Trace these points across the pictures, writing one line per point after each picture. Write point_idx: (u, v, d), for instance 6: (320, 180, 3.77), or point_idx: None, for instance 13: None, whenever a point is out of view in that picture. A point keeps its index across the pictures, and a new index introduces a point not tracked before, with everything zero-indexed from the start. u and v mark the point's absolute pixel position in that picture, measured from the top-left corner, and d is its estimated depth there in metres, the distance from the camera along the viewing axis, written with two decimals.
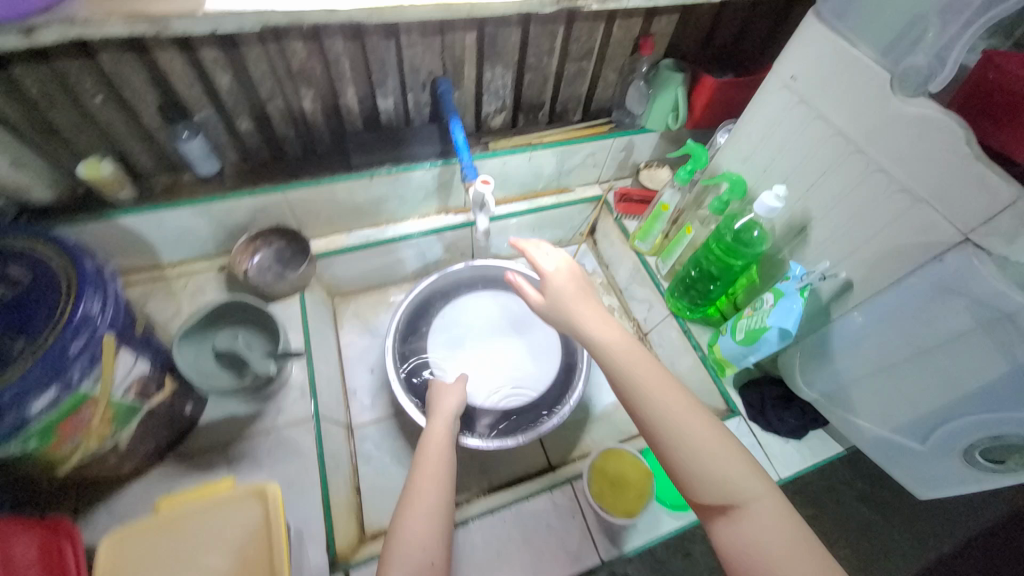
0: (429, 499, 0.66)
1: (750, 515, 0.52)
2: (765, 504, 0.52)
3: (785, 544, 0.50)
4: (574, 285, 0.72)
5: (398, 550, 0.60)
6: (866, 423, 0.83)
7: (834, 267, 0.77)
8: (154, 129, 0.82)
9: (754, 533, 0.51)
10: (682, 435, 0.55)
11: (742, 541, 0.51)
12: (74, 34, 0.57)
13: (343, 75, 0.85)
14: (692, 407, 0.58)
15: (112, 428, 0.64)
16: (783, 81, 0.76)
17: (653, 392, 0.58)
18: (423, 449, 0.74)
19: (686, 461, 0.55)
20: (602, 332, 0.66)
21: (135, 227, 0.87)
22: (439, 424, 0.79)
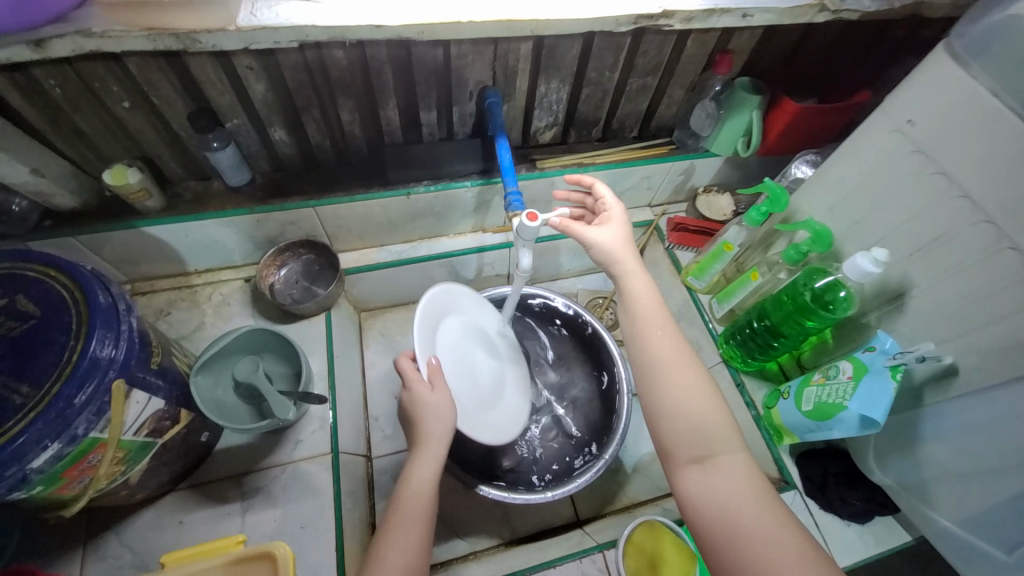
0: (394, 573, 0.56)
1: (722, 468, 0.52)
2: (736, 459, 0.53)
3: (746, 500, 0.49)
4: (622, 240, 0.66)
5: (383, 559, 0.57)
6: (948, 522, 0.71)
7: (937, 348, 0.67)
8: (183, 135, 0.77)
9: (723, 481, 0.51)
10: (679, 393, 0.56)
11: (708, 487, 0.51)
12: (89, 46, 0.53)
13: (386, 86, 0.77)
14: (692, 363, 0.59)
15: (122, 467, 0.60)
16: (895, 124, 0.65)
17: (654, 339, 0.60)
18: (400, 504, 0.62)
19: (672, 406, 0.56)
20: (635, 289, 0.63)
21: (161, 237, 0.83)
22: (423, 473, 0.64)
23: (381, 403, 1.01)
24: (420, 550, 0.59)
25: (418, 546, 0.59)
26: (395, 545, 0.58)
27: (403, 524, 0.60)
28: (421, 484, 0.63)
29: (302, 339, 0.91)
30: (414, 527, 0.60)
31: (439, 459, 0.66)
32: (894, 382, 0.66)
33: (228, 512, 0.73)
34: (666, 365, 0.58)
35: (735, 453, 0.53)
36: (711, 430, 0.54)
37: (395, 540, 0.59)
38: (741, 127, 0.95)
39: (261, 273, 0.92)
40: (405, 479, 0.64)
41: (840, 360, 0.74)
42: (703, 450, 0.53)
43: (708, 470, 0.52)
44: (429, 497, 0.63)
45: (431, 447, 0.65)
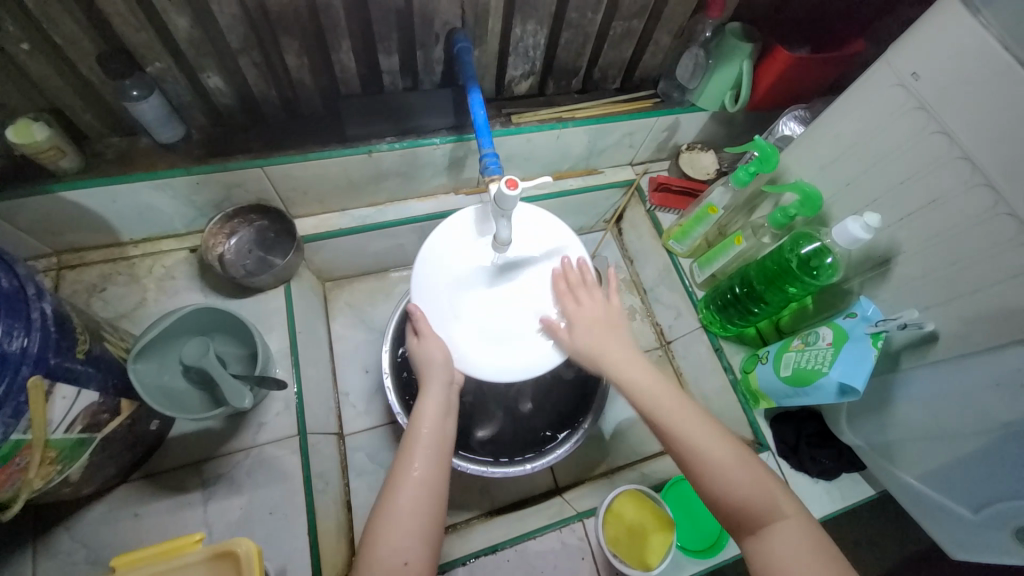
0: (410, 495, 0.56)
1: (780, 535, 0.50)
2: (792, 522, 0.51)
3: (816, 565, 0.48)
4: (601, 321, 0.66)
5: (393, 510, 0.55)
6: (912, 478, 0.74)
7: (920, 315, 0.66)
8: (96, 82, 0.66)
9: (786, 551, 0.49)
10: (715, 466, 0.53)
11: (771, 560, 0.49)
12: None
13: (338, 25, 0.67)
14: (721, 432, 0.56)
15: (59, 466, 0.54)
16: (898, 78, 0.61)
17: (674, 416, 0.56)
18: (411, 436, 0.61)
19: (713, 486, 0.53)
20: (631, 371, 0.61)
21: (84, 203, 0.73)
22: (428, 406, 0.63)
23: (352, 378, 0.96)
24: (436, 475, 0.58)
25: (434, 468, 0.58)
26: (410, 469, 0.58)
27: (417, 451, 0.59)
28: (429, 416, 0.62)
29: (260, 314, 0.84)
30: (428, 454, 0.59)
31: (442, 392, 0.64)
32: (875, 350, 0.66)
33: (188, 502, 0.68)
34: (696, 448, 0.54)
35: (790, 518, 0.51)
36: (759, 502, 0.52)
37: (410, 466, 0.58)
38: (730, 80, 0.88)
39: (206, 242, 0.83)
40: (414, 413, 0.63)
41: (821, 327, 0.73)
42: (756, 523, 0.51)
43: (767, 540, 0.50)
44: (439, 427, 0.62)
45: (434, 378, 0.64)
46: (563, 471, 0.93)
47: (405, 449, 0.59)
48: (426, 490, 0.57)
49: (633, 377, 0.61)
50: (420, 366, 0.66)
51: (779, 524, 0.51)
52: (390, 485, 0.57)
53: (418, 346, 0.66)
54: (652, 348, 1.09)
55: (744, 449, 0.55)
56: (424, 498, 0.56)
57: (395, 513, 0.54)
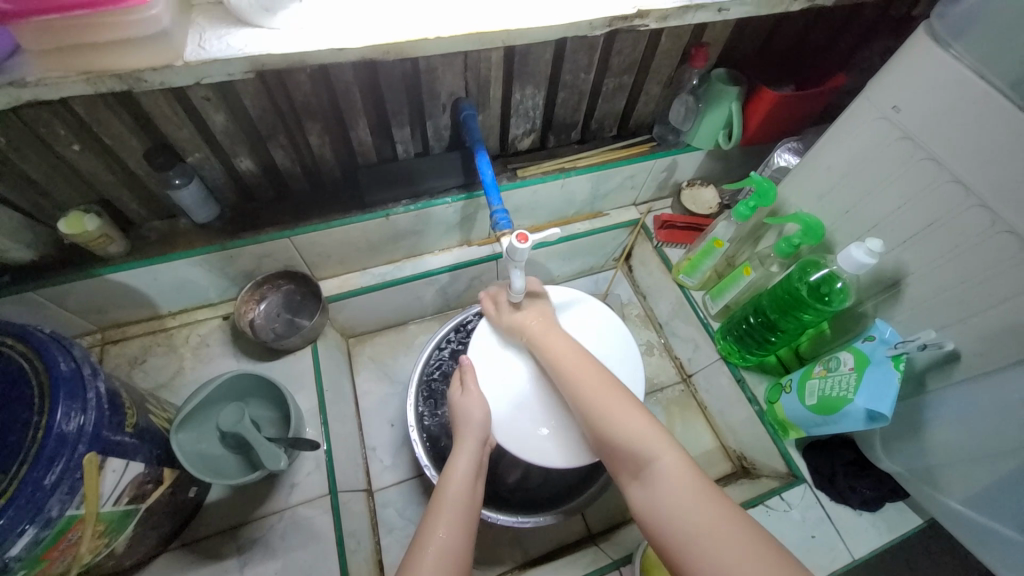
0: (437, 557, 0.54)
1: (659, 477, 0.54)
2: (667, 460, 0.55)
3: (683, 500, 0.51)
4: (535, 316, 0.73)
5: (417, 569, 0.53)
6: (957, 504, 0.71)
7: (938, 335, 0.66)
8: (142, 174, 0.73)
9: (663, 492, 0.52)
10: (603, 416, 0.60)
11: (652, 498, 0.53)
12: (25, 97, 0.51)
13: (355, 106, 0.74)
14: (605, 384, 0.63)
15: (107, 539, 0.56)
16: (881, 111, 0.64)
17: (576, 378, 0.64)
18: (440, 492, 0.62)
19: (607, 435, 0.59)
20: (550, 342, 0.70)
21: (128, 282, 0.78)
22: (461, 463, 0.64)
23: (378, 432, 0.98)
24: (464, 545, 0.57)
25: (460, 533, 0.57)
26: (434, 534, 0.57)
27: (447, 508, 0.60)
28: (460, 474, 0.63)
29: (290, 375, 0.87)
30: (455, 514, 0.59)
31: (477, 451, 0.66)
32: (898, 372, 0.65)
33: (225, 569, 0.69)
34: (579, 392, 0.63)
35: (665, 456, 0.55)
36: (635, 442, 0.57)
37: (437, 524, 0.58)
38: (721, 120, 0.93)
39: (239, 310, 0.88)
40: (444, 474, 0.64)
41: (841, 352, 0.73)
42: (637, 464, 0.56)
43: (649, 483, 0.54)
44: (469, 489, 0.63)
45: (470, 437, 0.67)
46: (594, 517, 0.91)
47: (433, 508, 0.60)
48: (451, 554, 0.55)
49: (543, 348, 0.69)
50: (459, 423, 0.70)
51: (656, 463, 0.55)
52: (417, 546, 0.56)
53: (461, 398, 0.71)
54: (673, 383, 1.09)
55: (625, 397, 0.62)
56: (450, 561, 0.55)
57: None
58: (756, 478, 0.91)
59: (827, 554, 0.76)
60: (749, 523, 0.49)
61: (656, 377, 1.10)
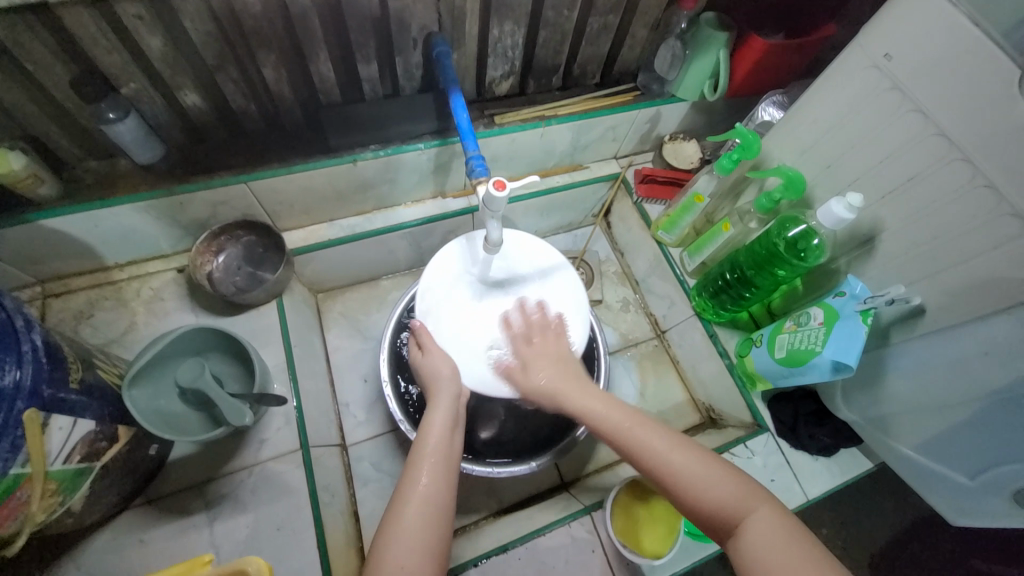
0: (419, 507, 0.54)
1: (755, 535, 0.47)
2: (764, 516, 0.49)
3: (788, 557, 0.45)
4: (560, 368, 0.66)
5: (393, 533, 0.52)
6: (908, 449, 0.76)
7: (906, 290, 0.68)
8: (70, 106, 0.64)
9: (758, 549, 0.46)
10: (677, 471, 0.53)
11: (748, 556, 0.47)
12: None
13: (314, 36, 0.66)
14: (679, 436, 0.57)
15: (60, 497, 0.53)
16: (872, 59, 0.62)
17: (639, 435, 0.57)
18: (419, 446, 0.61)
19: (690, 496, 0.52)
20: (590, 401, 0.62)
21: (64, 229, 0.71)
22: (438, 415, 0.63)
23: (351, 388, 0.96)
24: (444, 494, 0.57)
25: (440, 480, 0.57)
26: (415, 486, 0.56)
27: (428, 459, 0.59)
28: (438, 424, 0.62)
29: (255, 330, 0.83)
30: (434, 464, 0.58)
31: (453, 402, 0.65)
32: (864, 326, 0.67)
33: (193, 525, 0.68)
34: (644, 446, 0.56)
35: (758, 512, 0.49)
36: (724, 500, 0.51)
37: (418, 478, 0.57)
38: (707, 70, 0.89)
39: (195, 262, 0.82)
40: (422, 426, 0.63)
41: (812, 307, 0.74)
42: (730, 522, 0.50)
43: (744, 541, 0.48)
44: (447, 439, 0.62)
45: (443, 390, 0.66)
46: (567, 466, 0.94)
47: (413, 461, 0.59)
48: (431, 504, 0.55)
49: (583, 402, 0.62)
50: (429, 379, 0.68)
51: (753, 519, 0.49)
52: (398, 497, 0.56)
53: (423, 360, 0.70)
54: (647, 339, 1.10)
55: (701, 449, 0.55)
56: (427, 511, 0.54)
57: (405, 527, 0.53)
58: (723, 428, 0.95)
59: (784, 496, 0.81)
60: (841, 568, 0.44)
61: (631, 333, 1.11)
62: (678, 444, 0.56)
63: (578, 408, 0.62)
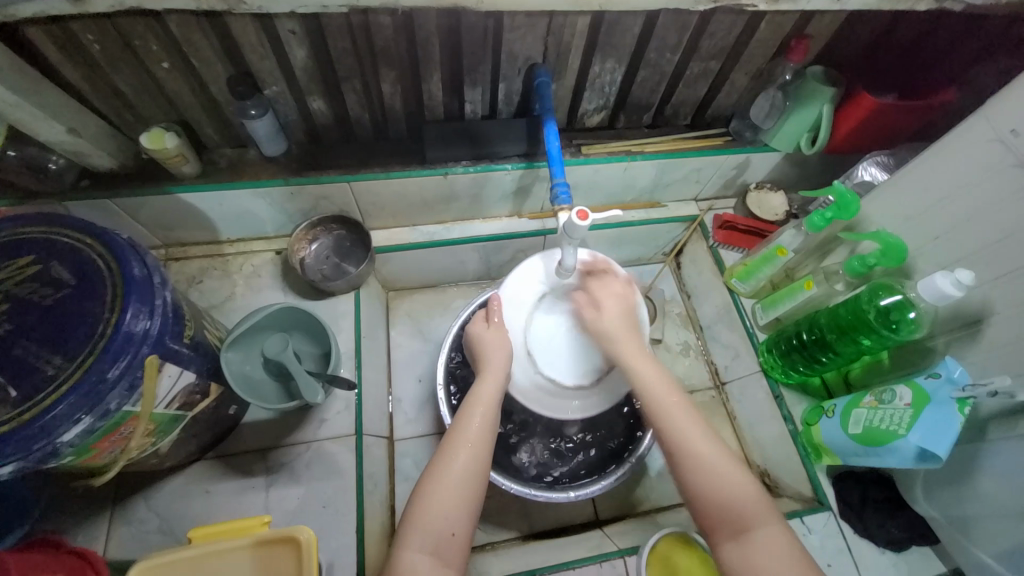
0: (458, 470, 0.57)
1: (758, 543, 0.52)
2: (769, 528, 0.52)
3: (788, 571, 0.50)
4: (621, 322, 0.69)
5: (426, 508, 0.54)
6: (990, 557, 0.67)
7: (1013, 382, 0.61)
8: (221, 100, 0.75)
9: (764, 558, 0.51)
10: (692, 459, 0.56)
11: (754, 565, 0.51)
12: (126, 3, 0.56)
13: (432, 58, 0.73)
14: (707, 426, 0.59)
15: (154, 438, 0.60)
16: (996, 133, 0.58)
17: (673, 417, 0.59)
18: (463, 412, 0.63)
19: (702, 489, 0.55)
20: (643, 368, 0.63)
21: (194, 203, 0.82)
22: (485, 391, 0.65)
23: (405, 386, 1.01)
24: (483, 456, 0.60)
25: (475, 459, 0.59)
26: (452, 462, 0.58)
27: (467, 421, 0.62)
28: (483, 400, 0.64)
29: (332, 317, 0.90)
30: (475, 440, 0.60)
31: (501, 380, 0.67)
32: (960, 416, 0.62)
33: (252, 486, 0.74)
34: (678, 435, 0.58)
35: (769, 524, 0.52)
36: (738, 504, 0.53)
37: (457, 447, 0.59)
38: (807, 123, 0.87)
39: (291, 247, 0.91)
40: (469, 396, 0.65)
41: (898, 385, 0.68)
42: (735, 527, 0.53)
43: (744, 544, 0.52)
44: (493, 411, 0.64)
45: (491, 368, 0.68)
46: (603, 503, 0.92)
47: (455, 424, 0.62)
48: (474, 464, 0.58)
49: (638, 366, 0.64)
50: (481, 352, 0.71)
51: (761, 526, 0.52)
52: (440, 457, 0.59)
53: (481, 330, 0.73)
54: (704, 388, 1.06)
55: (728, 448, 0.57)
56: (461, 490, 0.56)
57: (448, 486, 0.56)
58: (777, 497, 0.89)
59: None
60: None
61: (688, 379, 1.07)
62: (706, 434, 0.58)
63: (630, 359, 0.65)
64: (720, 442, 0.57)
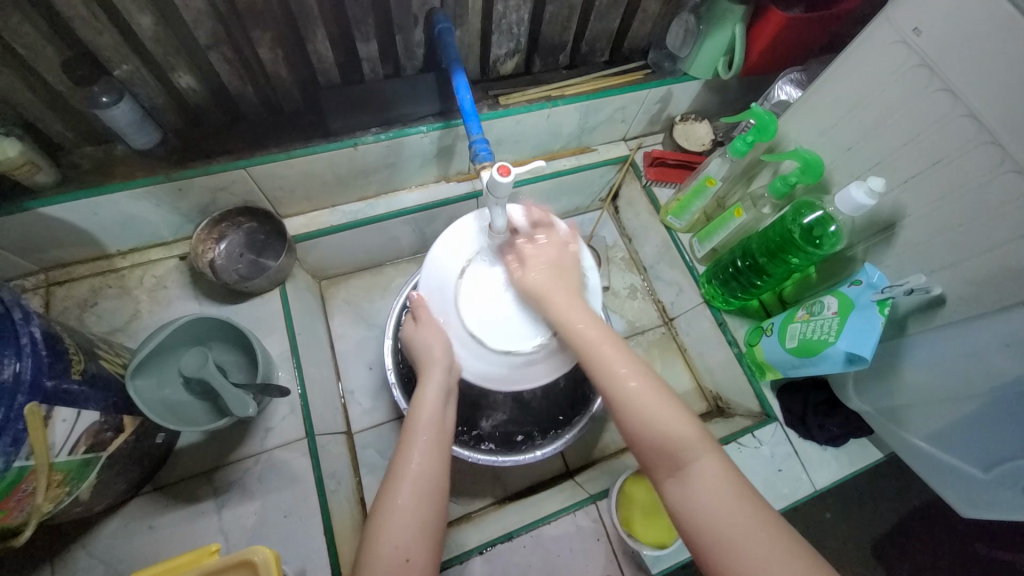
0: (411, 487, 0.56)
1: (697, 477, 0.51)
2: (708, 463, 0.51)
3: (722, 507, 0.49)
4: (552, 257, 0.66)
5: (387, 526, 0.54)
6: (919, 440, 0.75)
7: (927, 279, 0.65)
8: (63, 91, 0.63)
9: (701, 493, 0.50)
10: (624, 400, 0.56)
11: (689, 500, 0.50)
12: None
13: (310, 13, 0.63)
14: (640, 366, 0.58)
15: (68, 487, 0.54)
16: (900, 33, 0.58)
17: (604, 359, 0.58)
18: (408, 429, 0.62)
19: (637, 429, 0.55)
20: (566, 311, 0.62)
21: (64, 217, 0.70)
22: (430, 391, 0.64)
23: (356, 376, 0.97)
24: (438, 463, 0.60)
25: (433, 463, 0.59)
26: (405, 473, 0.57)
27: (415, 438, 0.60)
28: (430, 402, 0.63)
29: (259, 319, 0.83)
30: (427, 445, 0.60)
31: (443, 375, 0.65)
32: (882, 317, 0.65)
33: (202, 511, 0.69)
34: (609, 377, 0.57)
35: (707, 457, 0.52)
36: (673, 440, 0.53)
37: (409, 456, 0.59)
38: (722, 47, 0.85)
39: (196, 250, 0.82)
40: (413, 405, 0.64)
41: (825, 296, 0.72)
42: (676, 464, 0.52)
43: (684, 482, 0.51)
44: (439, 415, 0.63)
45: (433, 365, 0.65)
46: (572, 453, 0.95)
47: (404, 442, 0.60)
48: (427, 478, 0.57)
49: (563, 309, 0.62)
50: (419, 356, 0.68)
51: (694, 462, 0.52)
52: (390, 482, 0.57)
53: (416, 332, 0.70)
54: (654, 326, 1.09)
55: (662, 390, 0.57)
56: (425, 491, 0.57)
57: (404, 501, 0.55)
58: (730, 416, 0.94)
59: (790, 485, 0.81)
60: (763, 507, 0.49)
61: (638, 320, 1.09)
62: (642, 380, 0.57)
63: (559, 312, 0.62)
64: (653, 380, 0.57)
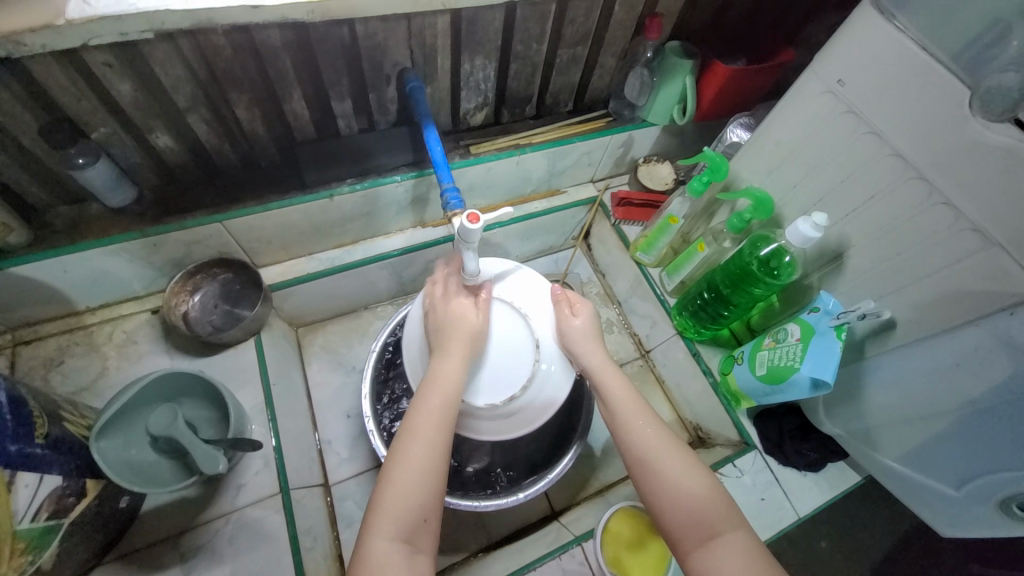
0: (410, 471, 0.53)
1: (725, 550, 0.52)
2: (735, 535, 0.53)
3: None
4: (584, 323, 0.71)
5: (385, 514, 0.52)
6: (892, 461, 0.76)
7: (876, 304, 0.70)
8: (40, 153, 0.64)
9: (730, 569, 0.51)
10: (655, 469, 0.57)
11: (716, 573, 0.51)
12: None
13: (286, 76, 0.67)
14: (674, 437, 0.60)
15: (30, 558, 0.50)
16: (826, 85, 0.65)
17: (638, 425, 0.60)
18: (416, 409, 0.58)
19: (666, 498, 0.55)
20: (609, 381, 0.65)
21: (32, 276, 0.70)
22: (443, 366, 0.62)
23: (334, 425, 0.95)
24: (441, 442, 0.56)
25: (433, 443, 0.56)
26: (406, 455, 0.54)
27: (420, 419, 0.57)
28: (442, 378, 0.61)
29: (233, 370, 0.82)
30: (433, 423, 0.57)
31: (456, 355, 0.63)
32: (840, 341, 0.68)
33: None
34: (643, 445, 0.59)
35: (735, 530, 0.53)
36: (701, 511, 0.54)
37: (412, 436, 0.56)
38: (675, 96, 0.92)
39: (169, 303, 0.81)
40: (425, 380, 0.61)
41: (789, 323, 0.75)
42: (704, 535, 0.53)
43: (710, 554, 0.52)
44: (450, 392, 0.60)
45: (450, 343, 0.65)
46: (556, 494, 0.93)
47: (409, 421, 0.57)
48: (428, 459, 0.55)
49: (601, 375, 0.66)
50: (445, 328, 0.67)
51: (723, 535, 0.53)
52: (389, 465, 0.55)
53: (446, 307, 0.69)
54: (632, 359, 1.10)
55: (692, 458, 0.58)
56: (423, 473, 0.54)
57: (404, 482, 0.53)
58: (711, 447, 0.95)
59: (775, 515, 0.80)
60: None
61: (616, 354, 1.11)
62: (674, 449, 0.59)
63: (603, 380, 0.65)
64: (683, 450, 0.59)
